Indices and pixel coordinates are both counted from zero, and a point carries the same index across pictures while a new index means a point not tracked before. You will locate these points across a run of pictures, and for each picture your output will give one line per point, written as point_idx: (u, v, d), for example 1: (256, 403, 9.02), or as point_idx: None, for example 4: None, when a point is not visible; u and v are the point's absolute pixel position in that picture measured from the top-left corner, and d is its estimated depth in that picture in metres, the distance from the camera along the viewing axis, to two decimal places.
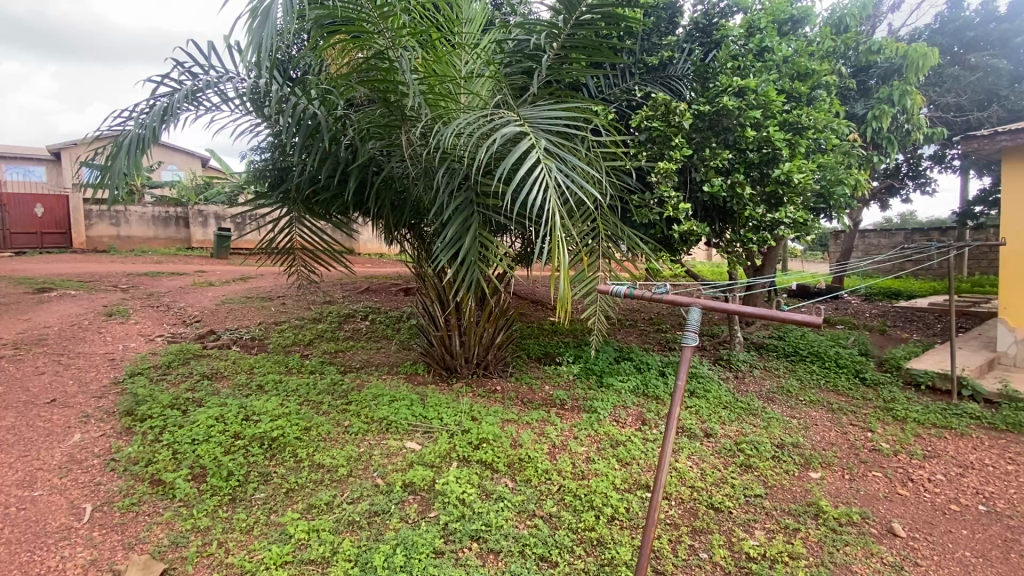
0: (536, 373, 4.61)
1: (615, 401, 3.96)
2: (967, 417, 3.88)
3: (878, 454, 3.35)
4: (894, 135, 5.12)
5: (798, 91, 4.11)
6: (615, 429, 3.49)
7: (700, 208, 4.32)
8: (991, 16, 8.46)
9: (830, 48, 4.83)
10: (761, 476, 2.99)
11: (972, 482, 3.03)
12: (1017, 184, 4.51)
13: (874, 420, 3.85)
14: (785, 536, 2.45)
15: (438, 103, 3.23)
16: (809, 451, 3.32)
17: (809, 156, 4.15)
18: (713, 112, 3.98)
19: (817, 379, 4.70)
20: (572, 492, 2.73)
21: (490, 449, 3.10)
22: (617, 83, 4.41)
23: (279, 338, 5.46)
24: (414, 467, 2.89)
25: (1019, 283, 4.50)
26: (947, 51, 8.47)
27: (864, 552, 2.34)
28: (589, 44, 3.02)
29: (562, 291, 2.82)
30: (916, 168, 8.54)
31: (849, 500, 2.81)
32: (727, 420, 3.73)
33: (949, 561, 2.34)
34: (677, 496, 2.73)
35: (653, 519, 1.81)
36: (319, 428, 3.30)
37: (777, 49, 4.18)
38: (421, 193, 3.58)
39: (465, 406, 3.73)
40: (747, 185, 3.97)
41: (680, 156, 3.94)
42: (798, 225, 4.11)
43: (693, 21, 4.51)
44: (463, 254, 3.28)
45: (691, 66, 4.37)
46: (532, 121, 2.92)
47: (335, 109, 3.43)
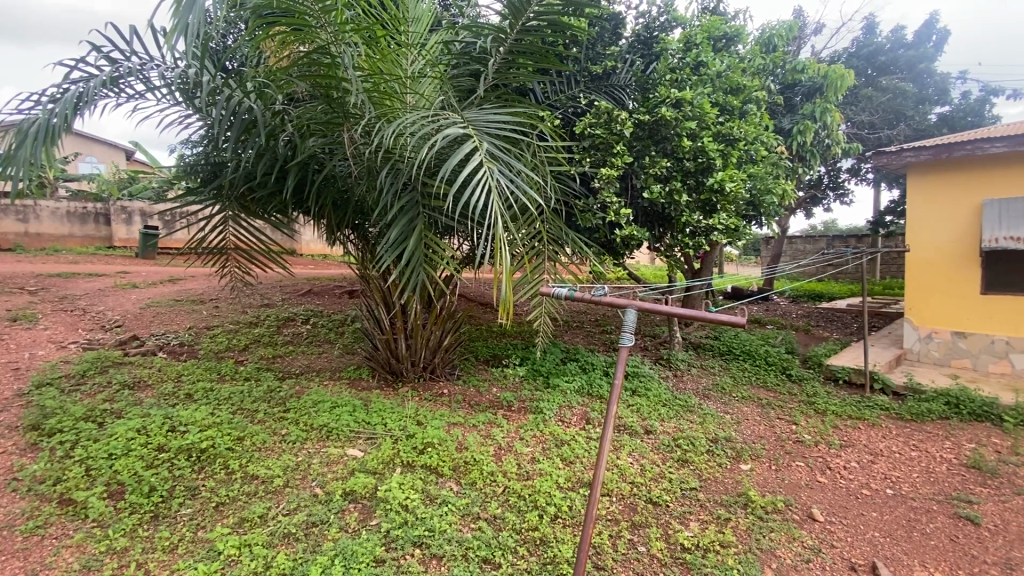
0: (484, 375, 4.62)
1: (561, 402, 4.03)
2: (877, 408, 4.23)
3: (801, 446, 3.60)
4: (816, 149, 5.54)
5: (731, 105, 4.37)
6: (559, 429, 3.55)
7: (641, 214, 4.48)
8: (899, 43, 9.33)
9: (760, 65, 5.15)
10: (696, 470, 3.14)
11: (881, 467, 3.30)
12: (921, 194, 4.96)
13: (799, 413, 4.13)
14: (717, 526, 2.58)
15: (383, 101, 3.20)
16: (740, 444, 3.52)
17: (740, 166, 4.41)
18: (653, 121, 4.14)
19: (749, 376, 4.98)
20: (517, 493, 2.75)
21: (434, 453, 3.07)
22: (562, 90, 4.51)
23: (211, 344, 5.16)
24: (355, 475, 2.81)
25: (923, 286, 4.98)
26: (863, 73, 9.24)
27: (786, 538, 2.50)
28: (536, 50, 3.09)
29: (505, 293, 2.84)
30: (836, 180, 9.27)
31: (774, 489, 2.99)
32: (666, 417, 3.88)
33: (860, 542, 2.54)
34: (618, 492, 2.81)
35: (591, 518, 1.84)
36: (253, 438, 3.14)
37: (711, 64, 4.38)
38: (364, 193, 3.50)
39: (410, 411, 3.67)
40: (684, 192, 4.16)
41: (621, 164, 4.06)
42: (731, 231, 4.34)
43: (634, 33, 4.65)
44: (408, 256, 3.22)
45: (633, 76, 4.51)
46: (478, 123, 2.93)
47: (273, 103, 3.30)
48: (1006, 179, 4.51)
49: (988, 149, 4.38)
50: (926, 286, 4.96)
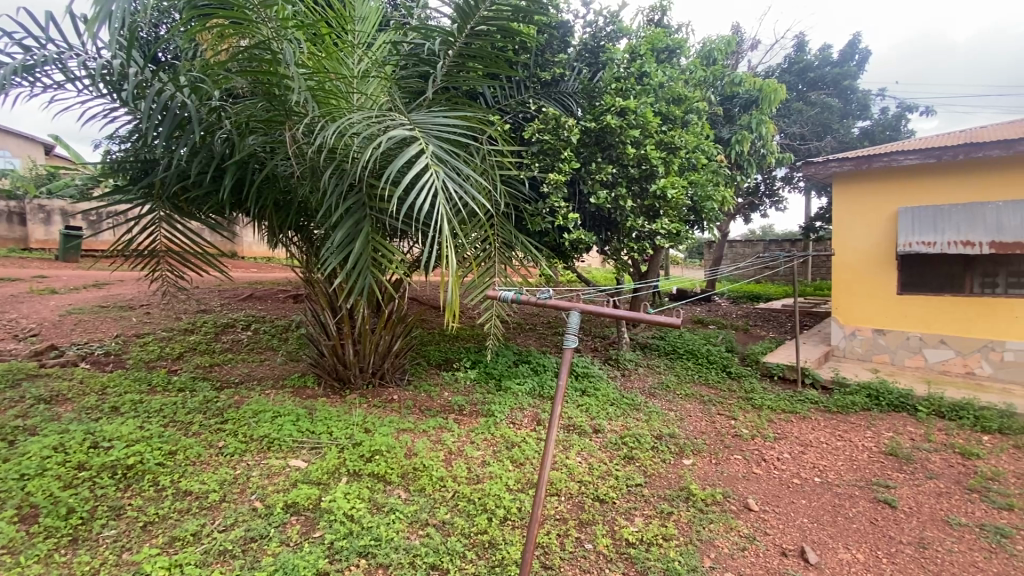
0: (435, 380, 4.57)
1: (513, 404, 4.06)
2: (808, 402, 4.52)
3: (739, 439, 3.79)
4: (752, 158, 5.86)
5: (673, 114, 4.55)
6: (510, 431, 3.57)
7: (589, 218, 4.58)
8: (826, 60, 10.01)
9: (701, 77, 5.40)
10: (641, 466, 3.24)
11: (810, 457, 3.53)
12: (845, 202, 5.34)
13: (738, 409, 4.35)
14: (660, 520, 2.67)
15: (328, 100, 3.10)
16: (683, 440, 3.66)
17: (683, 173, 4.60)
18: (599, 128, 4.26)
19: (692, 374, 5.19)
20: (466, 497, 2.74)
21: (382, 460, 3.01)
22: (512, 95, 4.55)
23: (140, 353, 4.83)
24: (298, 486, 2.72)
25: (847, 288, 5.37)
26: (794, 88, 9.86)
27: (724, 528, 2.62)
28: (485, 55, 3.11)
29: (451, 297, 2.82)
30: (772, 187, 9.84)
31: (714, 482, 3.13)
32: (613, 415, 4.00)
33: (790, 528, 2.69)
34: (567, 492, 2.86)
35: (537, 517, 1.87)
36: (187, 451, 2.98)
37: (654, 75, 4.53)
38: (307, 194, 3.39)
39: (357, 418, 3.58)
40: (629, 198, 4.29)
41: (569, 169, 4.14)
42: (673, 236, 4.52)
43: (582, 42, 4.76)
44: (354, 259, 3.14)
45: (580, 84, 4.62)
46: (425, 126, 2.90)
47: (209, 99, 3.15)
48: (917, 189, 4.92)
49: (901, 161, 4.78)
50: (850, 288, 5.35)
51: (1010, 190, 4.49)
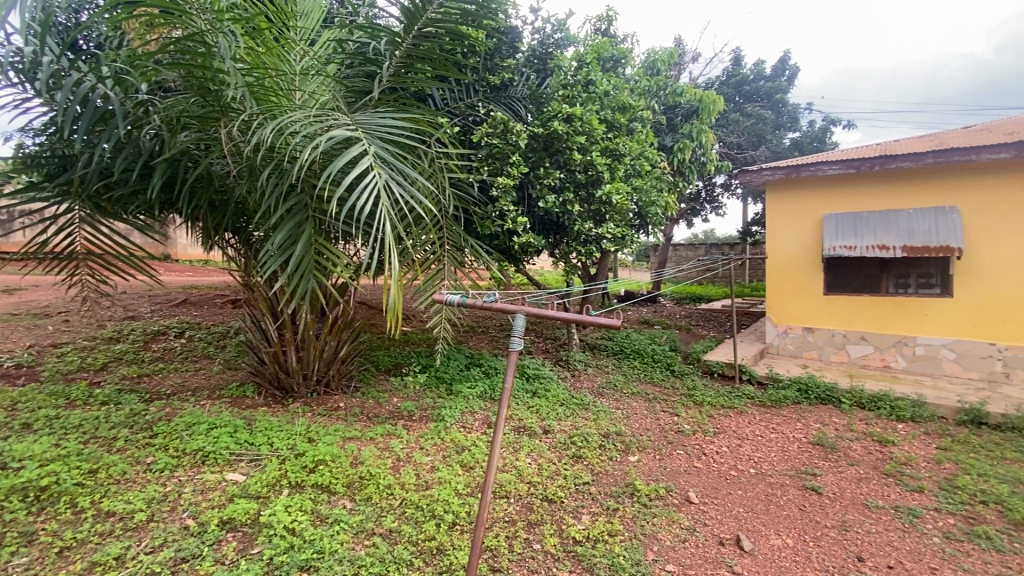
0: (383, 386, 4.47)
1: (463, 408, 4.04)
2: (744, 397, 4.77)
3: (681, 435, 3.95)
4: (693, 165, 6.14)
5: (618, 122, 4.69)
6: (461, 435, 3.56)
7: (538, 222, 4.63)
8: (760, 75, 10.63)
9: (645, 87, 5.60)
10: (589, 465, 3.31)
11: (746, 449, 3.73)
12: (777, 208, 5.68)
13: (680, 405, 4.53)
14: (606, 516, 2.74)
15: (268, 97, 2.99)
16: (629, 437, 3.78)
17: (628, 178, 4.75)
18: (546, 134, 4.32)
19: (638, 373, 5.36)
20: (414, 504, 2.70)
21: (327, 470, 2.92)
22: (461, 98, 4.56)
23: (57, 364, 4.45)
24: (235, 501, 2.59)
25: (779, 289, 5.72)
26: (732, 99, 10.40)
27: (667, 521, 2.72)
28: (433, 57, 3.10)
29: (394, 301, 2.76)
30: (712, 194, 10.34)
31: (658, 477, 3.25)
32: (563, 416, 4.07)
33: (727, 518, 2.83)
34: (516, 493, 2.89)
35: (484, 519, 1.88)
36: (110, 469, 2.77)
37: (600, 83, 4.62)
38: (245, 194, 3.25)
39: (300, 428, 3.45)
40: (576, 203, 4.38)
41: (517, 173, 4.17)
42: (619, 239, 4.66)
43: (530, 48, 4.78)
44: (294, 262, 3.03)
45: (528, 90, 4.69)
46: (369, 127, 2.84)
47: (136, 92, 2.96)
48: (840, 197, 5.30)
49: (825, 171, 5.15)
50: (782, 289, 5.71)
51: (917, 199, 4.93)
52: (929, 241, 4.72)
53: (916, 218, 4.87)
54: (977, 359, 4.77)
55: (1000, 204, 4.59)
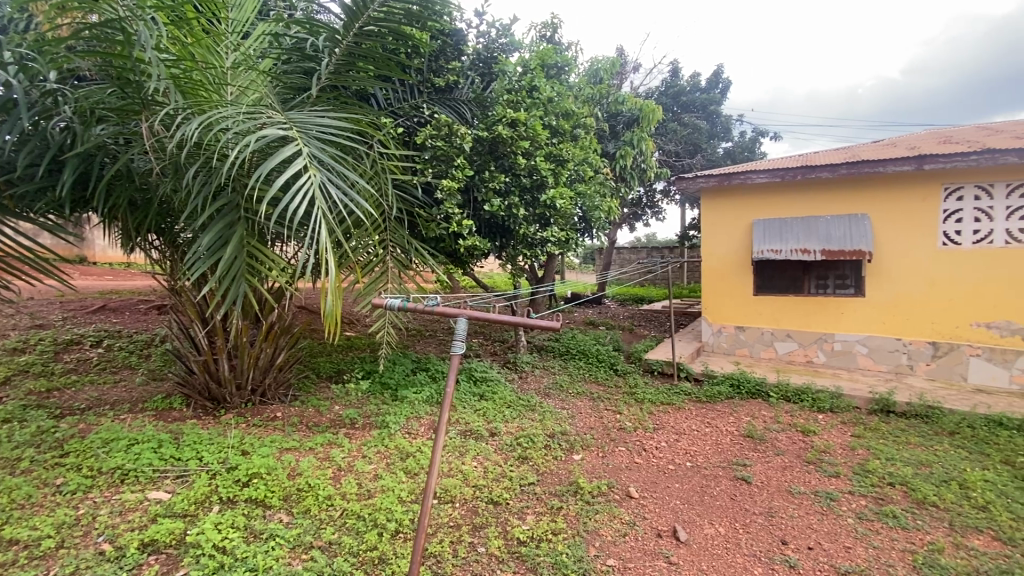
0: (324, 394, 4.32)
1: (409, 413, 3.97)
2: (682, 393, 5.00)
3: (623, 432, 4.08)
4: (635, 171, 6.37)
5: (562, 128, 4.80)
6: (405, 441, 3.49)
7: (484, 225, 4.64)
8: (696, 86, 11.17)
9: (589, 95, 5.76)
10: (534, 465, 3.36)
11: (683, 444, 3.90)
12: (711, 213, 5.98)
13: (623, 404, 4.68)
14: (550, 516, 2.78)
15: (196, 91, 2.84)
16: (574, 436, 3.86)
17: (572, 183, 4.85)
18: (491, 138, 4.34)
19: (583, 373, 5.49)
20: (355, 514, 2.62)
21: (262, 484, 2.79)
22: (405, 99, 4.51)
23: None
24: (159, 521, 2.42)
25: (714, 289, 6.04)
26: (670, 109, 10.88)
27: (608, 517, 2.81)
28: (375, 56, 3.06)
29: (331, 306, 2.67)
30: (652, 199, 10.76)
31: (600, 474, 3.34)
32: (510, 418, 4.09)
33: (664, 510, 2.95)
34: (462, 497, 2.88)
35: (425, 525, 1.88)
36: (12, 493, 2.52)
37: (543, 89, 4.66)
38: (169, 193, 3.06)
39: (233, 440, 3.27)
40: (521, 207, 4.42)
41: (462, 176, 4.14)
42: (563, 243, 4.75)
43: (475, 51, 4.82)
44: (224, 266, 2.88)
45: (473, 93, 4.70)
46: (305, 126, 2.75)
47: (44, 80, 2.73)
48: (766, 203, 5.67)
49: (753, 179, 5.49)
50: (716, 290, 6.03)
51: (833, 206, 5.35)
52: (844, 245, 5.13)
53: (833, 224, 5.28)
54: (886, 354, 5.23)
55: (902, 213, 5.06)
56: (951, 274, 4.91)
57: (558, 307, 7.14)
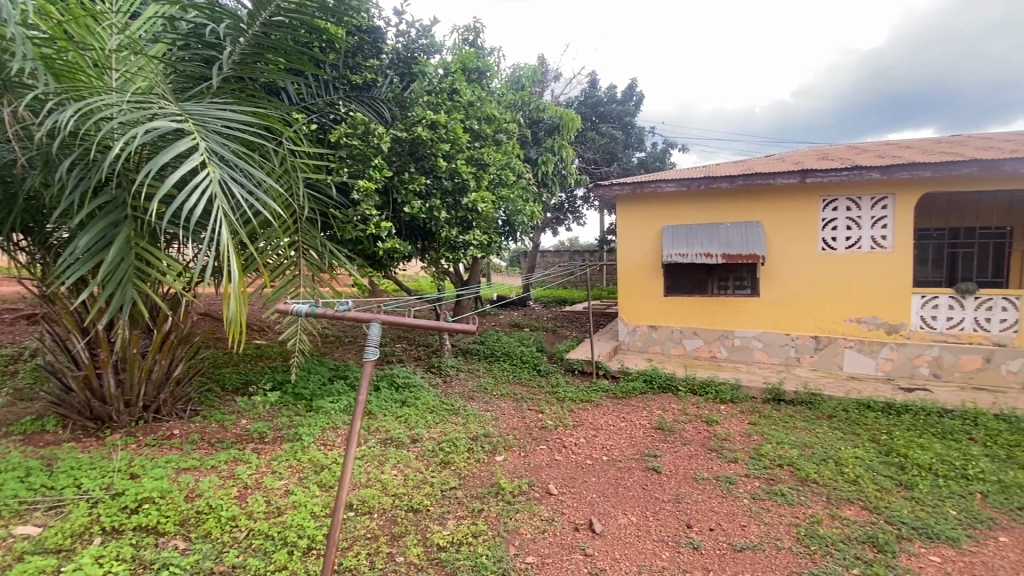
0: (229, 408, 4.01)
1: (324, 424, 3.78)
2: (600, 391, 5.21)
3: (545, 431, 4.18)
4: (556, 178, 6.55)
5: (483, 133, 4.82)
6: (320, 453, 3.33)
7: (404, 228, 4.55)
8: (613, 98, 11.62)
9: (512, 101, 5.82)
10: (456, 469, 3.34)
11: (601, 439, 4.06)
12: (626, 218, 6.30)
13: (545, 403, 4.79)
14: (471, 519, 2.78)
15: (72, 75, 2.55)
16: (496, 438, 3.89)
17: (493, 187, 4.89)
18: (410, 139, 4.27)
19: (507, 375, 5.55)
20: (263, 533, 2.47)
21: (154, 509, 2.54)
22: (319, 95, 4.34)
23: None
24: (23, 560, 2.13)
25: (629, 290, 6.37)
26: (589, 118, 11.33)
27: (528, 515, 2.86)
28: (285, 48, 2.91)
29: (233, 313, 2.47)
30: (573, 204, 11.14)
31: (521, 473, 3.39)
32: (432, 423, 4.04)
33: (582, 504, 3.06)
34: (380, 507, 2.80)
35: (337, 533, 1.86)
36: None
37: (464, 93, 4.65)
38: (39, 187, 2.71)
39: (120, 463, 2.95)
40: (443, 210, 4.39)
41: (380, 177, 4.02)
42: (485, 246, 4.77)
43: (394, 50, 4.73)
44: (108, 269, 2.60)
45: (391, 92, 4.61)
46: (204, 118, 2.55)
47: None
48: (675, 210, 6.06)
49: (663, 187, 5.86)
50: (631, 291, 6.37)
51: (732, 214, 5.84)
52: (741, 249, 5.62)
53: (731, 230, 5.76)
54: (778, 347, 5.79)
55: (789, 220, 5.63)
56: (829, 275, 5.53)
57: (484, 308, 7.14)
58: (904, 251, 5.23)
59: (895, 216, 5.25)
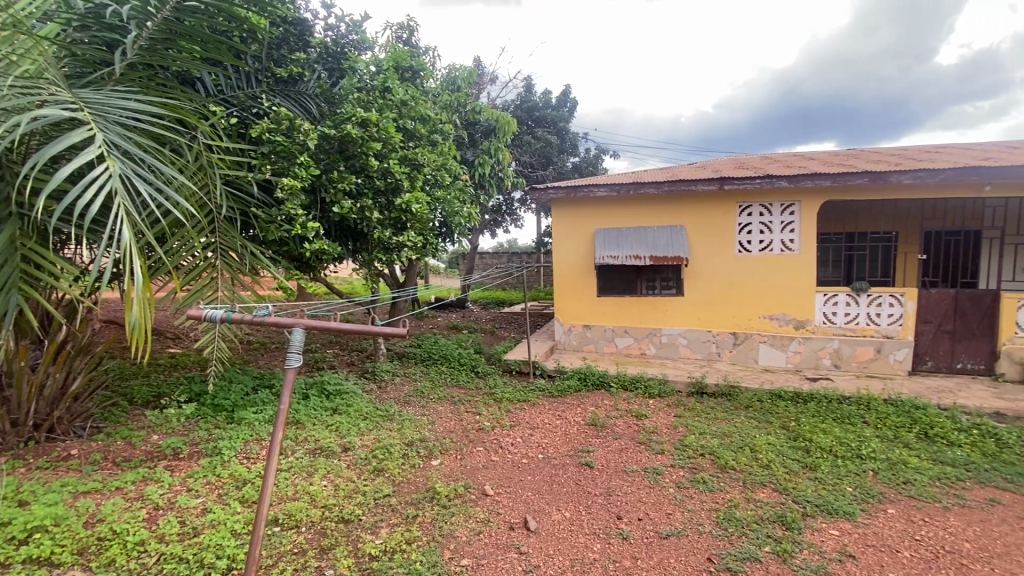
0: (138, 423, 3.68)
1: (247, 436, 3.57)
2: (537, 390, 5.30)
3: (482, 432, 4.18)
4: (493, 179, 6.58)
5: (418, 132, 4.75)
6: (243, 467, 3.14)
7: (334, 229, 4.39)
8: (548, 103, 11.84)
9: (448, 101, 5.77)
10: (390, 476, 3.27)
11: (537, 438, 4.13)
12: (561, 221, 6.45)
13: (483, 405, 4.79)
14: (405, 526, 2.73)
15: None
16: (433, 442, 3.85)
17: (429, 188, 4.84)
18: (339, 136, 4.13)
19: (444, 378, 5.51)
20: (176, 557, 2.29)
21: (46, 539, 2.29)
22: (240, 87, 4.11)
23: None
24: None
25: (564, 291, 6.56)
26: (525, 122, 11.48)
27: (464, 518, 2.86)
28: (199, 36, 2.73)
29: (134, 321, 2.23)
30: (510, 207, 11.26)
31: (457, 476, 3.38)
32: (365, 430, 3.92)
33: (517, 503, 3.09)
34: (309, 520, 2.69)
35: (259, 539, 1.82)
36: None
37: (397, 91, 4.54)
38: None
39: (4, 489, 2.63)
40: (375, 210, 4.26)
41: (306, 174, 3.83)
42: (419, 248, 4.70)
43: (323, 44, 4.56)
44: None
45: (319, 88, 4.44)
46: (102, 108, 2.34)
47: None
48: (606, 214, 6.29)
49: (595, 191, 6.07)
50: (565, 292, 6.55)
51: (658, 218, 6.15)
52: (667, 252, 5.91)
53: (658, 234, 6.05)
54: (701, 343, 6.15)
55: (709, 224, 6.00)
56: (744, 275, 5.95)
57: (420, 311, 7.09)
58: (809, 253, 5.72)
59: (801, 220, 5.71)
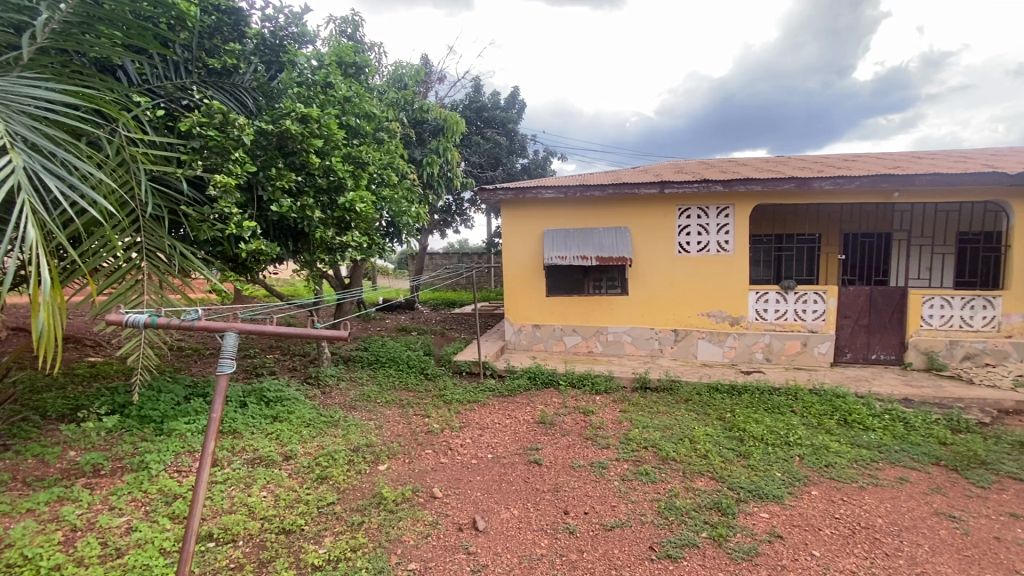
0: (53, 439, 3.39)
1: (178, 448, 3.36)
2: (486, 390, 5.31)
3: (430, 434, 4.14)
4: (441, 179, 6.52)
5: (362, 129, 4.64)
6: (174, 481, 2.96)
7: (272, 228, 4.21)
8: (497, 104, 11.86)
9: (394, 99, 5.67)
10: (335, 484, 3.18)
11: (487, 438, 4.14)
12: (509, 221, 6.50)
13: (432, 407, 4.75)
14: (349, 534, 2.67)
15: None
16: (380, 447, 3.78)
17: (374, 187, 4.73)
18: (277, 132, 3.96)
19: (391, 381, 5.41)
20: None
21: None
22: (167, 77, 3.86)
23: None
24: None
25: (514, 291, 6.61)
26: (474, 122, 11.44)
27: (412, 521, 2.82)
28: (121, 22, 2.53)
29: (43, 329, 2.04)
30: (460, 207, 11.20)
31: (405, 480, 3.33)
32: (308, 438, 3.79)
33: (466, 504, 3.09)
34: (246, 534, 2.58)
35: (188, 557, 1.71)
36: None
37: (339, 87, 4.42)
38: None
39: None
40: (316, 209, 4.12)
41: (241, 171, 3.65)
42: (365, 249, 4.60)
43: (260, 36, 4.36)
44: None
45: (255, 81, 4.24)
46: (5, 96, 2.13)
47: None
48: (554, 215, 6.39)
49: (542, 193, 6.15)
50: (515, 292, 6.61)
51: (603, 220, 6.32)
52: (612, 252, 6.08)
53: (604, 235, 6.21)
54: (644, 340, 6.38)
55: (652, 226, 6.23)
56: (684, 275, 6.22)
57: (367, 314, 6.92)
58: (742, 254, 6.06)
59: (735, 223, 6.04)
